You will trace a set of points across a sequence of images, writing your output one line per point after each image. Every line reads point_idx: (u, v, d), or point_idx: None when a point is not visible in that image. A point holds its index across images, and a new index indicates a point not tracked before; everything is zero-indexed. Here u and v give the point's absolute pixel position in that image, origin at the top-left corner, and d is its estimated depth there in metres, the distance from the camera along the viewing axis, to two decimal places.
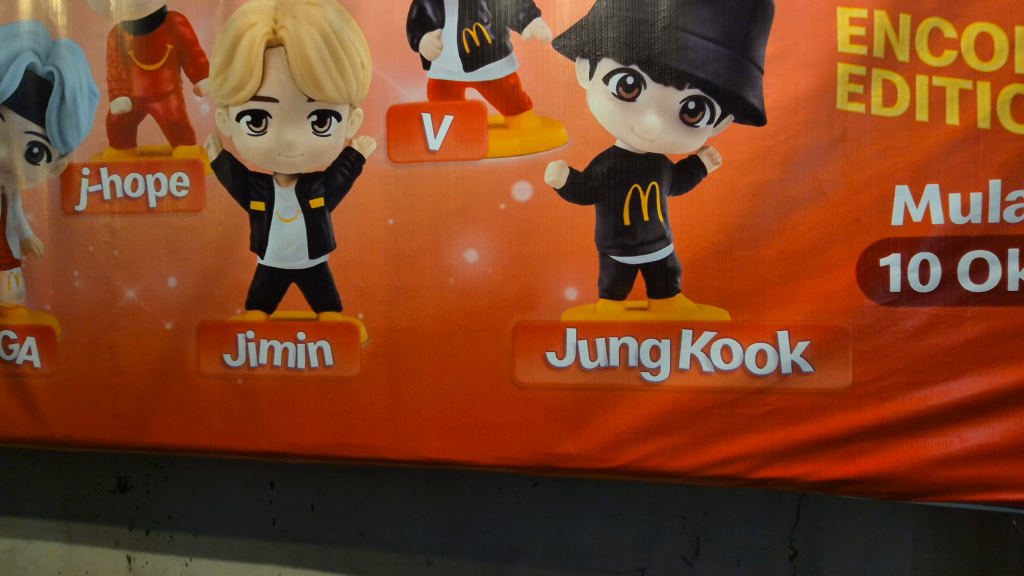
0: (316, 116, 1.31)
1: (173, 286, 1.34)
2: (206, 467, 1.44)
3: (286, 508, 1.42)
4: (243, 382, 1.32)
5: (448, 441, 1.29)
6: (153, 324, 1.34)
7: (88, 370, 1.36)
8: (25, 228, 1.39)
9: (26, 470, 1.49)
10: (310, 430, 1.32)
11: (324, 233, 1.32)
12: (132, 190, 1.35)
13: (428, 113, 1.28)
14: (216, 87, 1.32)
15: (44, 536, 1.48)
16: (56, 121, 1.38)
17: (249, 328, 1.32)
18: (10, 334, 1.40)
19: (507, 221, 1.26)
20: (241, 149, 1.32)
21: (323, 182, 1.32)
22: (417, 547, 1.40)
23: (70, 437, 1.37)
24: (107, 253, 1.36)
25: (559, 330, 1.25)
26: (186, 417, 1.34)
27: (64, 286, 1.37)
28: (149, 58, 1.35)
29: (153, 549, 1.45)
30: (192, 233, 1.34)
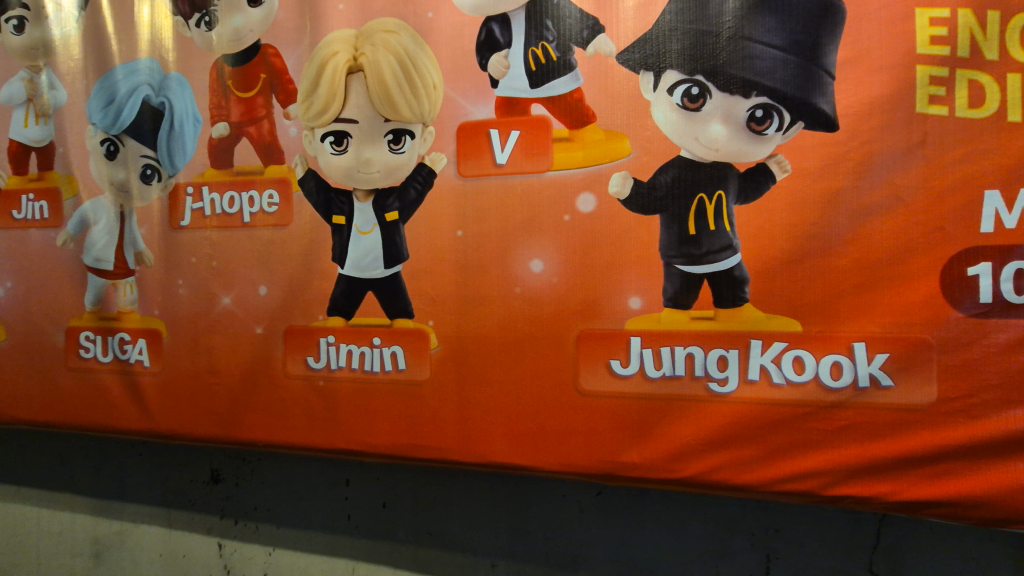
0: (392, 134, 1.40)
1: (264, 294, 1.46)
2: (288, 463, 1.54)
3: (360, 505, 1.51)
4: (324, 383, 1.42)
5: (513, 446, 1.33)
6: (245, 328, 1.47)
7: (189, 370, 1.50)
8: (138, 242, 1.55)
9: (133, 460, 1.64)
10: (383, 430, 1.39)
11: (398, 244, 1.40)
12: (230, 207, 1.49)
13: (496, 129, 1.34)
14: (303, 111, 1.44)
15: (147, 521, 1.63)
16: (166, 145, 1.54)
17: (329, 333, 1.42)
18: (124, 336, 1.55)
19: (572, 232, 1.30)
20: (324, 167, 1.43)
21: (398, 197, 1.40)
22: (482, 549, 1.44)
23: (173, 430, 1.51)
24: (207, 264, 1.50)
25: (624, 338, 1.26)
26: (273, 414, 1.45)
27: (170, 294, 1.52)
28: (245, 87, 1.49)
29: (241, 538, 1.57)
30: (281, 246, 1.46)
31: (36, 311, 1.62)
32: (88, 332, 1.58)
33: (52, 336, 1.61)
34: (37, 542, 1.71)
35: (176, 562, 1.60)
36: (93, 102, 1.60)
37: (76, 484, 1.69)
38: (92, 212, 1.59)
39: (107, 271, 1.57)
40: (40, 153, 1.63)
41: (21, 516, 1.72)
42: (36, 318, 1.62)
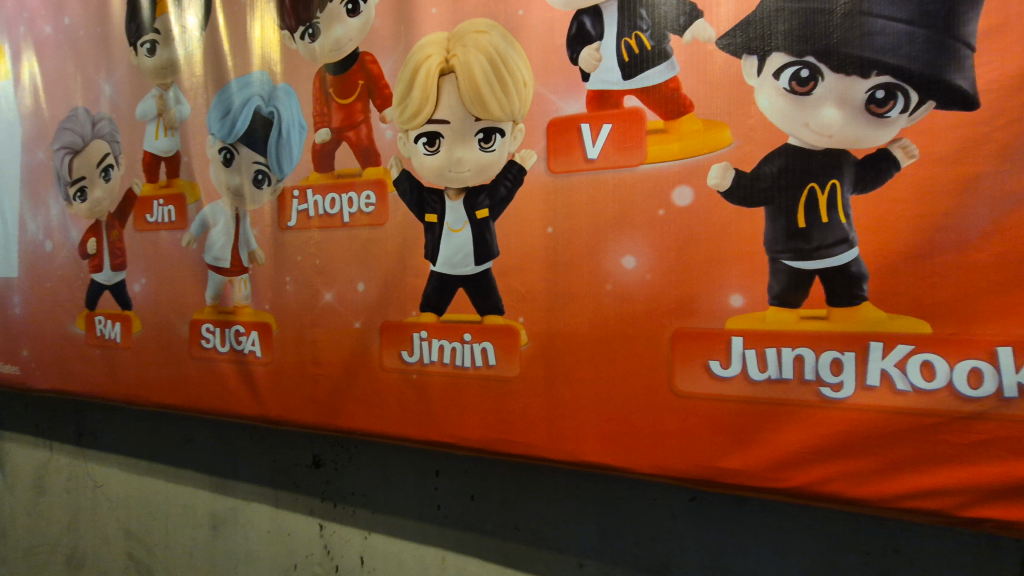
0: (483, 133, 1.42)
1: (362, 290, 1.53)
2: (383, 452, 1.61)
3: (449, 496, 1.54)
4: (417, 377, 1.46)
5: (603, 445, 1.30)
6: (345, 323, 1.55)
7: (295, 361, 1.60)
8: (251, 242, 1.68)
9: (244, 442, 1.78)
10: (473, 425, 1.41)
11: (488, 241, 1.41)
12: (331, 208, 1.58)
13: (587, 123, 1.32)
14: (398, 114, 1.50)
15: (257, 499, 1.77)
16: (274, 151, 1.66)
17: (422, 328, 1.46)
18: (238, 328, 1.68)
19: (667, 227, 1.25)
20: (418, 167, 1.48)
21: (488, 195, 1.42)
22: (570, 548, 1.43)
23: (280, 416, 1.63)
24: (311, 261, 1.60)
25: (724, 338, 1.20)
26: (369, 405, 1.52)
27: (279, 290, 1.64)
28: (345, 93, 1.57)
29: (339, 520, 1.66)
30: (377, 244, 1.52)
31: (165, 304, 1.80)
32: (208, 324, 1.73)
33: (178, 327, 1.77)
34: (165, 513, 1.90)
35: (282, 539, 1.72)
36: (213, 114, 1.75)
37: (197, 463, 1.85)
38: (211, 216, 1.74)
39: (225, 268, 1.71)
40: (168, 163, 1.80)
41: (152, 490, 1.92)
42: (164, 311, 1.80)
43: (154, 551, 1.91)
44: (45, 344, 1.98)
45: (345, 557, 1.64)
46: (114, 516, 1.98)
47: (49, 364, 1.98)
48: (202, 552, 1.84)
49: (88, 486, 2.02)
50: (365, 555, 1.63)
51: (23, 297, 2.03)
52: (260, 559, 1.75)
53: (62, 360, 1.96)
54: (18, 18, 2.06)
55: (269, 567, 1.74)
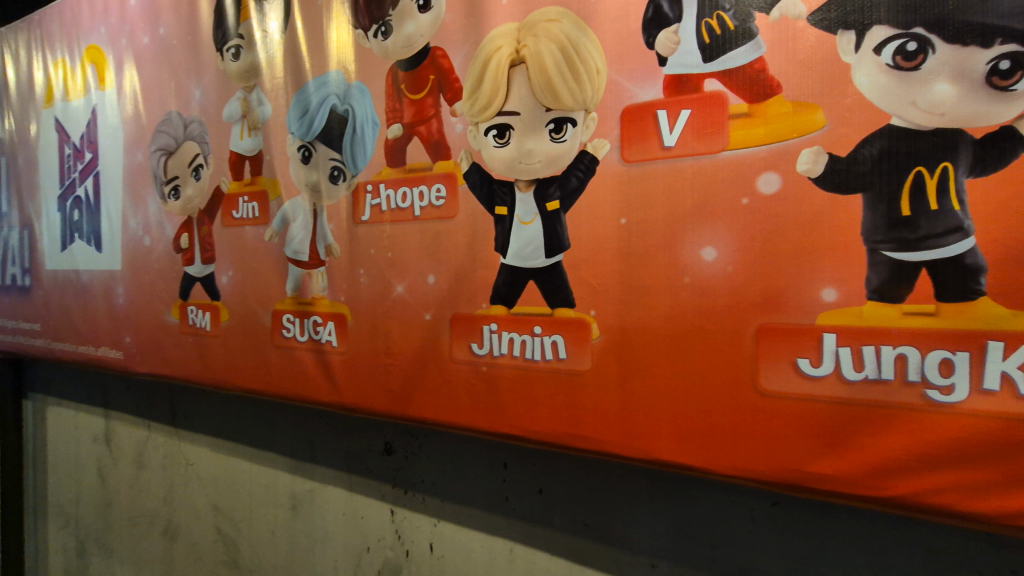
0: (554, 124, 1.40)
1: (433, 283, 1.55)
2: (452, 442, 1.64)
3: (517, 488, 1.54)
4: (486, 369, 1.46)
5: (680, 445, 1.25)
6: (416, 315, 1.57)
7: (368, 351, 1.65)
8: (327, 236, 1.74)
9: (321, 428, 1.86)
10: (542, 419, 1.40)
11: (559, 234, 1.39)
12: (403, 202, 1.61)
13: (664, 110, 1.26)
14: (468, 107, 1.50)
15: (333, 483, 1.84)
16: (349, 148, 1.71)
17: (492, 321, 1.46)
18: (316, 319, 1.75)
19: (751, 217, 1.18)
20: (488, 160, 1.48)
21: (559, 186, 1.40)
22: (642, 547, 1.39)
23: (355, 404, 1.68)
24: (384, 254, 1.64)
25: (815, 334, 1.12)
26: (439, 396, 1.54)
27: (353, 282, 1.69)
28: (416, 89, 1.59)
29: (410, 507, 1.70)
30: (448, 237, 1.54)
31: (249, 296, 1.90)
32: (289, 315, 1.81)
33: (261, 317, 1.87)
34: (249, 492, 2.02)
35: (356, 522, 1.79)
36: (292, 114, 1.82)
37: (278, 446, 1.96)
38: (291, 211, 1.82)
39: (303, 261, 1.78)
40: (252, 161, 1.90)
41: (237, 469, 2.05)
42: (249, 302, 1.90)
43: (240, 527, 2.03)
44: (144, 331, 2.15)
45: (415, 543, 1.68)
46: (204, 492, 2.12)
47: (147, 350, 2.14)
48: (283, 530, 1.94)
49: (181, 463, 2.18)
50: (434, 542, 1.66)
51: (126, 288, 2.21)
52: (335, 540, 1.83)
53: (158, 346, 2.11)
54: (120, 31, 2.23)
55: (344, 548, 1.81)
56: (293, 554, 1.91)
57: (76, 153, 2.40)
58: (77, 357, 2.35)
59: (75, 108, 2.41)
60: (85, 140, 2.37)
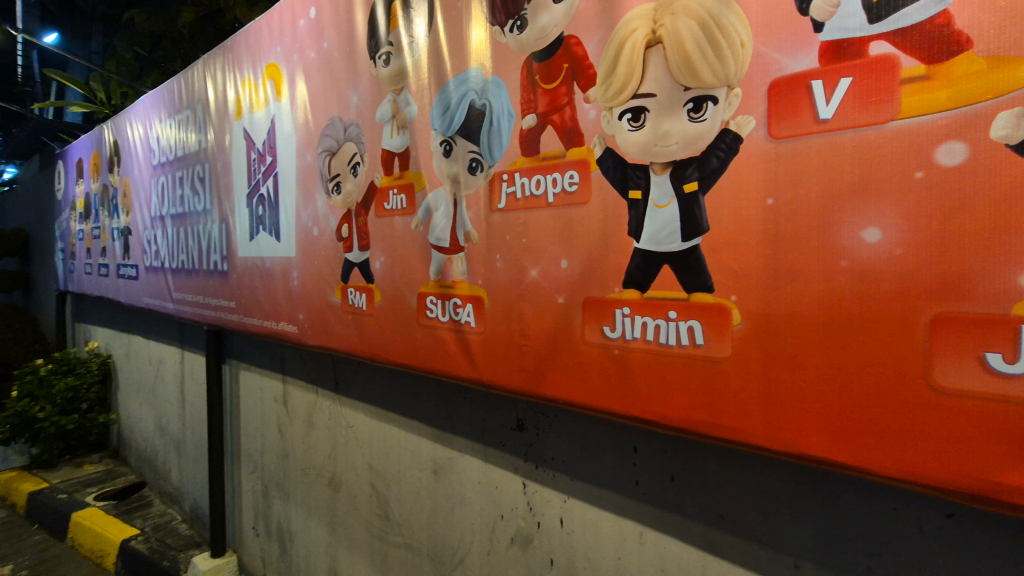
0: (693, 103, 1.36)
1: (565, 267, 1.58)
2: (582, 423, 1.68)
3: (648, 473, 1.55)
4: (619, 352, 1.47)
5: (833, 441, 1.16)
6: (549, 298, 1.62)
7: (503, 332, 1.74)
8: (466, 223, 1.86)
9: (460, 401, 2.02)
10: (677, 405, 1.37)
11: (697, 216, 1.36)
12: (537, 189, 1.67)
13: (819, 79, 1.16)
14: (602, 93, 1.52)
15: (470, 453, 1.99)
16: (486, 140, 1.80)
17: (624, 305, 1.45)
18: (456, 301, 1.89)
19: (927, 192, 1.04)
20: (622, 144, 1.48)
21: (698, 167, 1.36)
22: (785, 547, 1.32)
23: (491, 381, 1.79)
24: (519, 240, 1.71)
25: (1010, 327, 0.96)
26: (571, 376, 1.57)
27: (490, 267, 1.79)
28: (550, 78, 1.63)
29: (541, 482, 1.78)
30: (580, 222, 1.55)
31: (398, 279, 2.10)
32: (432, 297, 1.97)
33: (409, 298, 2.06)
34: (398, 455, 2.26)
35: (491, 491, 1.92)
36: (435, 111, 1.97)
37: (422, 416, 2.16)
38: (434, 202, 1.98)
39: (445, 247, 1.93)
40: (401, 158, 2.10)
41: (388, 434, 2.30)
42: (398, 285, 2.10)
43: (390, 486, 2.29)
44: (313, 309, 2.48)
45: (546, 516, 1.76)
46: (360, 452, 2.42)
47: (315, 325, 2.47)
48: (427, 492, 2.14)
49: (343, 425, 2.50)
50: (564, 517, 1.72)
51: (299, 272, 2.57)
52: (472, 506, 1.98)
53: (324, 323, 2.43)
54: (293, 48, 2.58)
55: (480, 513, 1.95)
56: (435, 514, 2.11)
57: (260, 157, 2.83)
58: (261, 331, 2.78)
59: (259, 119, 2.83)
60: (267, 145, 2.78)
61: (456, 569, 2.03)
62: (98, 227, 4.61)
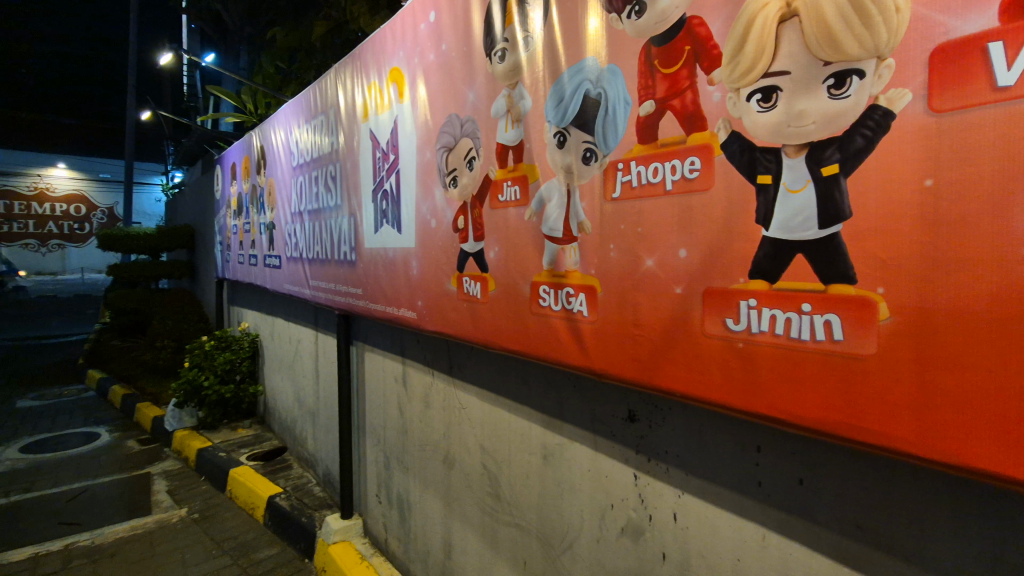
0: (834, 78, 1.26)
1: (684, 257, 1.53)
2: (699, 418, 1.63)
3: (773, 474, 1.47)
4: (743, 346, 1.40)
5: (1006, 454, 1.01)
6: (666, 289, 1.58)
7: (616, 322, 1.73)
8: (580, 214, 1.86)
9: (570, 390, 2.05)
10: (811, 403, 1.28)
11: (837, 201, 1.25)
12: (654, 177, 1.61)
13: (999, 40, 1.00)
14: (728, 74, 1.45)
15: (579, 441, 2.02)
16: (601, 128, 1.79)
17: (750, 296, 1.38)
18: (569, 290, 1.90)
19: None
20: (750, 127, 1.40)
21: (838, 148, 1.25)
22: (937, 567, 1.19)
23: (604, 371, 1.79)
24: (634, 230, 1.68)
25: None
26: (689, 369, 1.53)
27: (603, 256, 1.78)
28: (669, 63, 1.58)
29: (653, 475, 1.76)
30: (701, 210, 1.49)
31: (511, 268, 2.17)
32: (545, 286, 2.01)
33: (522, 287, 2.12)
34: (508, 437, 2.34)
35: (601, 480, 1.93)
36: (549, 103, 2.00)
37: (533, 402, 2.22)
38: (548, 193, 2.00)
39: (558, 238, 1.95)
40: (515, 151, 2.16)
41: (499, 417, 2.39)
42: (511, 274, 2.17)
43: (501, 467, 2.38)
44: (431, 297, 2.64)
45: (659, 510, 1.74)
46: (473, 433, 2.54)
47: (433, 312, 2.63)
48: (537, 476, 2.20)
49: (457, 406, 2.65)
50: (678, 513, 1.69)
51: (419, 261, 2.74)
52: (582, 493, 2.00)
53: (441, 309, 2.58)
54: (415, 52, 2.74)
55: (589, 501, 1.98)
56: (544, 497, 2.17)
57: (384, 155, 3.05)
58: (384, 316, 3.02)
59: (383, 120, 3.06)
60: (390, 144, 3.00)
61: (565, 553, 2.08)
62: (249, 223, 5.26)
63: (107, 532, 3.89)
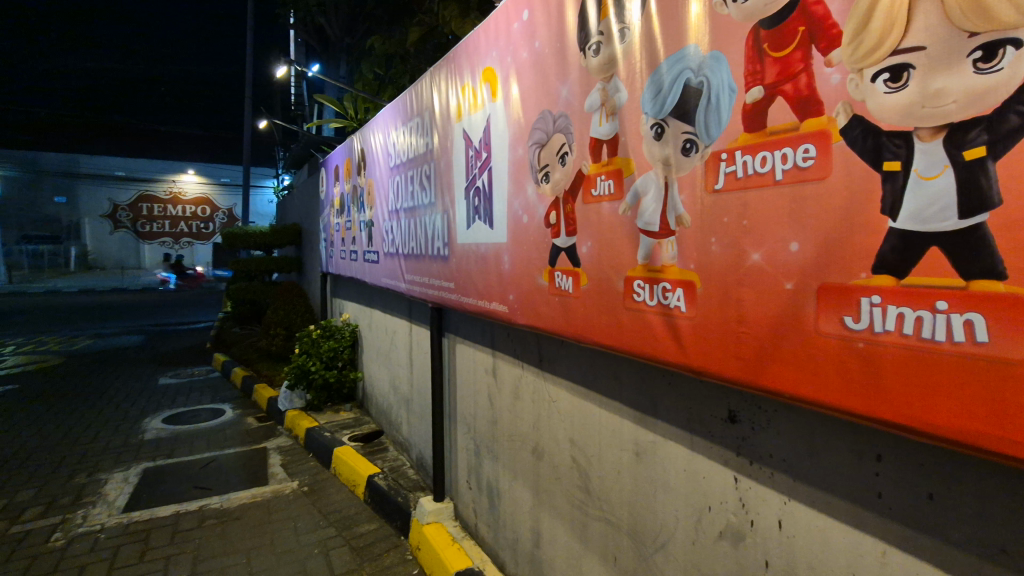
0: (981, 50, 1.12)
1: (796, 251, 1.45)
2: (809, 421, 1.54)
3: (897, 486, 1.35)
4: (865, 347, 1.30)
5: None
6: (774, 284, 1.50)
7: (717, 319, 1.68)
8: (678, 206, 1.81)
9: (665, 387, 2.01)
10: (945, 411, 1.17)
11: (983, 189, 1.13)
12: (762, 166, 1.53)
13: None
14: (850, 53, 1.34)
15: (674, 439, 1.98)
16: (703, 118, 1.73)
17: (873, 293, 1.28)
18: (666, 285, 1.86)
19: None
20: (875, 110, 1.29)
21: (986, 128, 1.12)
22: None
23: (703, 368, 1.74)
24: (739, 223, 1.61)
25: None
26: (800, 369, 1.45)
27: (704, 250, 1.72)
28: (781, 46, 1.50)
29: (755, 479, 1.69)
30: (815, 200, 1.40)
31: (604, 263, 2.16)
32: (640, 281, 1.98)
33: (615, 282, 2.11)
34: (599, 432, 2.34)
35: (697, 481, 1.88)
36: (647, 95, 1.97)
37: (625, 398, 2.20)
38: (643, 186, 1.97)
39: (654, 232, 1.91)
40: (609, 144, 2.15)
41: (589, 411, 2.40)
42: (604, 269, 2.16)
43: (591, 460, 2.39)
44: (523, 291, 2.70)
45: (762, 515, 1.67)
46: (563, 426, 2.57)
47: (524, 306, 2.68)
48: (628, 472, 2.19)
49: (547, 399, 2.69)
50: (784, 519, 1.61)
51: (510, 256, 2.81)
52: (676, 493, 1.96)
53: (532, 303, 2.62)
54: (508, 51, 2.80)
55: (684, 501, 1.93)
56: (637, 494, 2.14)
57: (477, 154, 3.15)
58: (476, 310, 3.12)
59: (476, 119, 3.15)
60: (483, 142, 3.09)
61: (658, 552, 2.05)
62: (350, 221, 5.65)
63: (233, 497, 4.38)
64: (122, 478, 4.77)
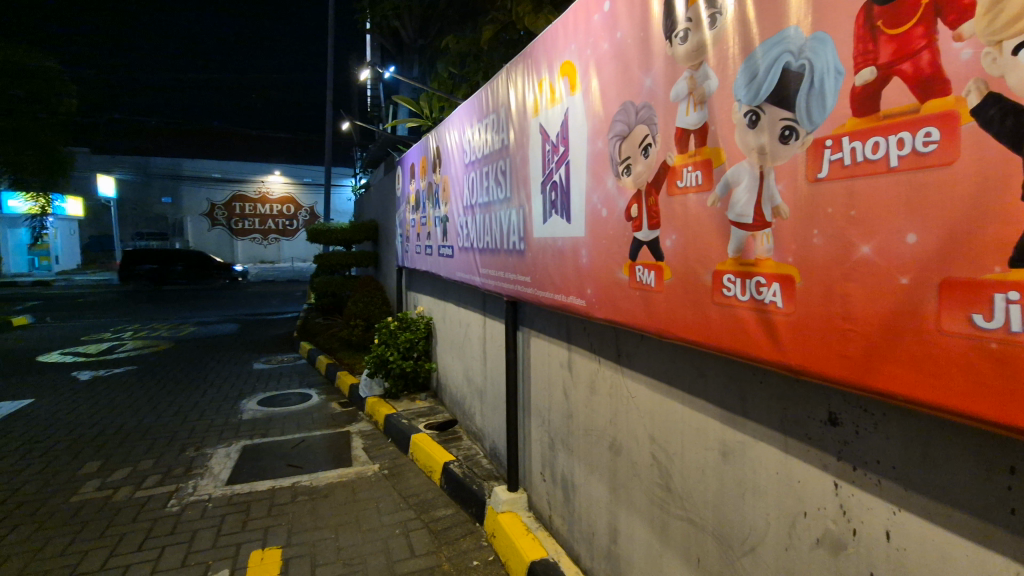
0: None
1: (913, 243, 1.34)
2: (925, 428, 1.43)
3: None
4: (999, 348, 1.19)
5: None
6: (888, 279, 1.40)
7: (819, 315, 1.59)
8: (774, 197, 1.73)
9: (756, 386, 1.93)
10: None
11: None
12: (873, 153, 1.43)
13: None
14: (985, 26, 1.22)
15: (766, 441, 1.90)
16: (804, 103, 1.63)
17: (1010, 289, 1.16)
18: (760, 280, 1.78)
19: None
20: (1018, 86, 1.15)
21: None
22: None
23: (802, 367, 1.66)
24: (846, 213, 1.51)
25: None
26: (917, 370, 1.35)
27: (804, 243, 1.63)
28: (897, 22, 1.39)
29: (860, 486, 1.59)
30: (937, 188, 1.29)
31: (690, 256, 2.10)
32: (730, 275, 1.90)
33: (701, 276, 2.04)
34: (681, 430, 2.29)
35: (791, 485, 1.80)
36: (739, 81, 1.88)
37: (711, 395, 2.14)
38: (736, 176, 1.90)
39: (747, 224, 1.83)
40: (697, 134, 2.08)
41: (671, 408, 2.35)
42: (690, 262, 2.10)
43: (673, 458, 2.34)
44: (601, 285, 2.68)
45: (866, 525, 1.57)
46: (642, 422, 2.53)
47: (603, 300, 2.66)
48: (713, 471, 2.13)
49: (625, 394, 2.66)
50: (893, 531, 1.50)
51: (588, 250, 2.80)
52: (768, 496, 1.88)
53: (612, 297, 2.60)
54: (587, 44, 2.78)
55: (777, 505, 1.85)
56: (722, 495, 2.08)
57: (555, 148, 3.15)
58: (553, 304, 3.13)
59: (554, 113, 3.15)
60: (560, 137, 3.08)
61: (746, 556, 1.98)
62: (425, 217, 5.83)
63: (321, 476, 4.67)
64: (225, 454, 5.22)
